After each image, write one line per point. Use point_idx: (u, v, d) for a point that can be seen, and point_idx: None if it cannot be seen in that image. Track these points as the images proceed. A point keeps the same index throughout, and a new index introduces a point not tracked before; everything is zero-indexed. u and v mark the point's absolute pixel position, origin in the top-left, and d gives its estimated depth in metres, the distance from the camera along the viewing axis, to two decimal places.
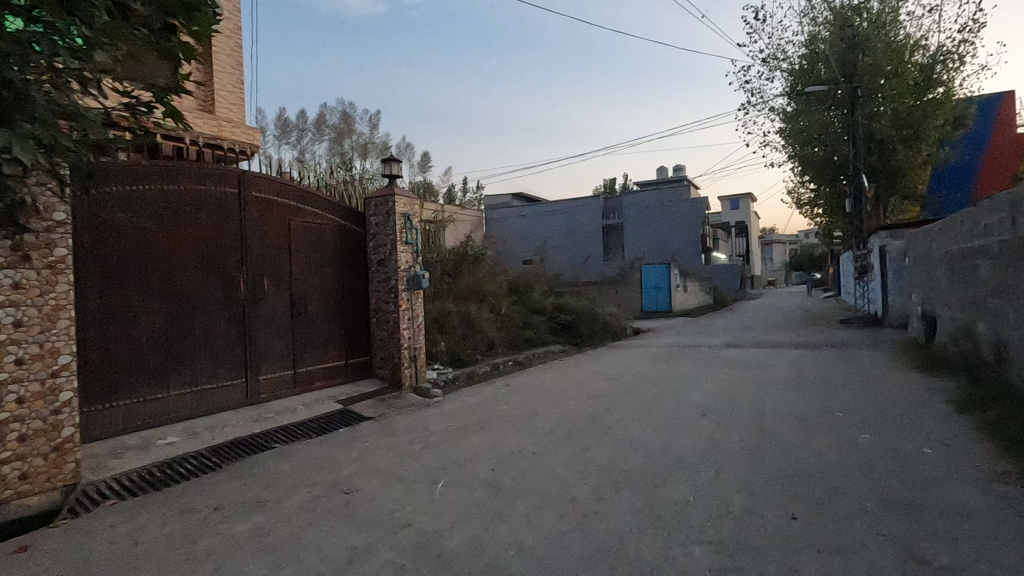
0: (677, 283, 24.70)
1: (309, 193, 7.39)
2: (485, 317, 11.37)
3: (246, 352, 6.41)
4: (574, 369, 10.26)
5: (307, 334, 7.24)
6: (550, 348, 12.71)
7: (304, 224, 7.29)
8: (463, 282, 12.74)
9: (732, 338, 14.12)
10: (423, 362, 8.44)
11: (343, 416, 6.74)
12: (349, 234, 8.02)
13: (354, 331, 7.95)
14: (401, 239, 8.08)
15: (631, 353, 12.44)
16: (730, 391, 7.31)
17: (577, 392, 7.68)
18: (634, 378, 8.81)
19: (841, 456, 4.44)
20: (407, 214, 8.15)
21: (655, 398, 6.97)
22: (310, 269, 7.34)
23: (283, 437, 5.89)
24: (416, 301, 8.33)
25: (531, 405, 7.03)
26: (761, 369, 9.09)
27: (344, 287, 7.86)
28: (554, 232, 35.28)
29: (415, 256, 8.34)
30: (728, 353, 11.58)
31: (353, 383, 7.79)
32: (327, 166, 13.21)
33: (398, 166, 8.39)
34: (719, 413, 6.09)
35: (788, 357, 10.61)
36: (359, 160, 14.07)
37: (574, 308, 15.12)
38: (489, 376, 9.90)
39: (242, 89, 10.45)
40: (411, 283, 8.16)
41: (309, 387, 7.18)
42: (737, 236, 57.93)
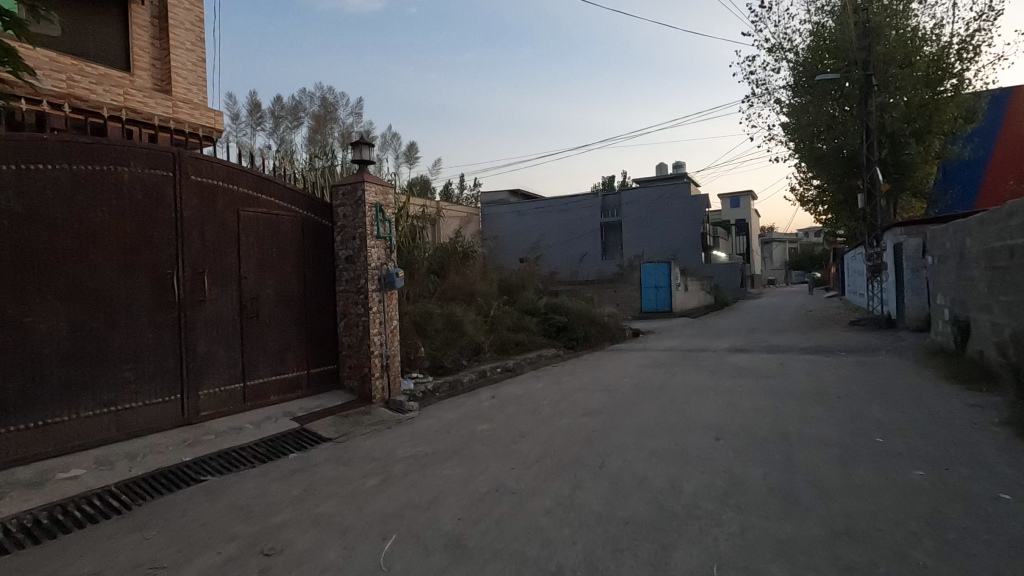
0: (678, 282, 23.80)
1: (265, 180, 6.46)
2: (472, 319, 10.45)
3: (182, 364, 5.49)
4: (568, 376, 9.34)
5: (260, 341, 6.32)
6: (543, 352, 11.81)
7: (257, 214, 6.35)
8: (449, 281, 11.82)
9: (739, 342, 13.22)
10: (398, 371, 7.51)
11: (297, 437, 5.83)
12: (313, 227, 7.07)
13: (317, 337, 7.03)
14: (372, 233, 7.15)
15: (631, 358, 11.53)
16: (745, 408, 6.40)
17: (571, 407, 6.76)
18: (634, 389, 7.92)
19: (897, 503, 3.53)
20: (379, 203, 7.23)
21: (660, 416, 6.06)
22: (264, 267, 6.40)
23: (218, 466, 4.96)
24: (389, 302, 7.40)
25: (517, 423, 6.12)
26: (775, 379, 8.20)
27: (306, 287, 6.92)
28: (551, 229, 34.30)
29: (388, 252, 7.42)
30: (736, 359, 10.69)
31: (316, 396, 6.86)
32: (303, 155, 12.23)
33: (369, 150, 7.44)
34: (736, 438, 5.18)
35: (802, 364, 9.72)
36: (339, 149, 13.09)
37: (569, 309, 14.21)
38: (474, 385, 8.96)
39: (204, 68, 9.50)
40: (383, 282, 7.23)
41: (262, 402, 6.26)
42: (738, 234, 56.97)
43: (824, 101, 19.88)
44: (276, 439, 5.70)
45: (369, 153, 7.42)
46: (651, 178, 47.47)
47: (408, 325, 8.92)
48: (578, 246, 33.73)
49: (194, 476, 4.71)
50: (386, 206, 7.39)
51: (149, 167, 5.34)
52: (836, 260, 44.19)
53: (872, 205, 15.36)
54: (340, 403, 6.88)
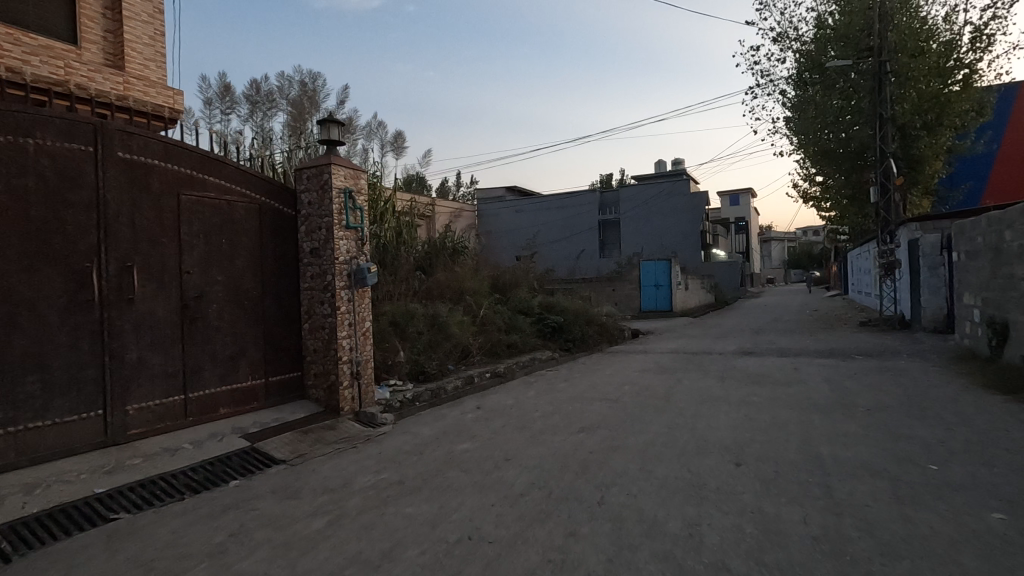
0: (678, 281, 23.03)
1: (213, 160, 5.61)
2: (459, 320, 9.58)
3: (105, 374, 4.64)
4: (563, 383, 8.50)
5: (206, 347, 5.46)
6: (538, 355, 10.98)
7: (204, 199, 5.50)
8: (436, 279, 10.95)
9: (745, 345, 12.39)
10: (371, 379, 6.67)
11: (246, 459, 4.99)
12: (273, 215, 6.22)
13: (276, 341, 6.17)
14: (340, 222, 6.30)
15: (632, 362, 10.70)
16: (765, 424, 5.57)
17: (566, 422, 5.92)
18: (636, 398, 7.09)
19: (988, 567, 2.71)
20: (349, 189, 6.38)
21: (668, 435, 5.23)
22: (212, 261, 5.54)
23: (136, 501, 4.10)
24: (361, 301, 6.57)
25: (502, 442, 5.28)
26: (792, 388, 7.37)
27: (263, 284, 6.06)
28: (548, 226, 33.46)
29: (361, 244, 6.58)
30: (745, 363, 9.88)
31: (274, 409, 6.00)
32: (280, 142, 11.38)
33: (338, 129, 6.59)
34: (761, 464, 4.34)
35: (818, 369, 8.92)
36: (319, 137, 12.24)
37: (566, 309, 13.37)
38: (459, 393, 8.13)
39: (164, 43, 8.63)
40: (354, 278, 6.39)
41: (208, 417, 5.41)
42: (737, 233, 56.23)
43: (832, 92, 19.06)
44: (218, 462, 4.85)
45: (338, 133, 6.58)
46: (649, 175, 46.72)
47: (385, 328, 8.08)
48: (576, 244, 32.90)
49: (102, 515, 3.85)
50: (357, 193, 6.55)
51: (62, 140, 4.50)
52: (837, 259, 43.51)
53: (887, 200, 14.49)
54: (302, 417, 6.03)
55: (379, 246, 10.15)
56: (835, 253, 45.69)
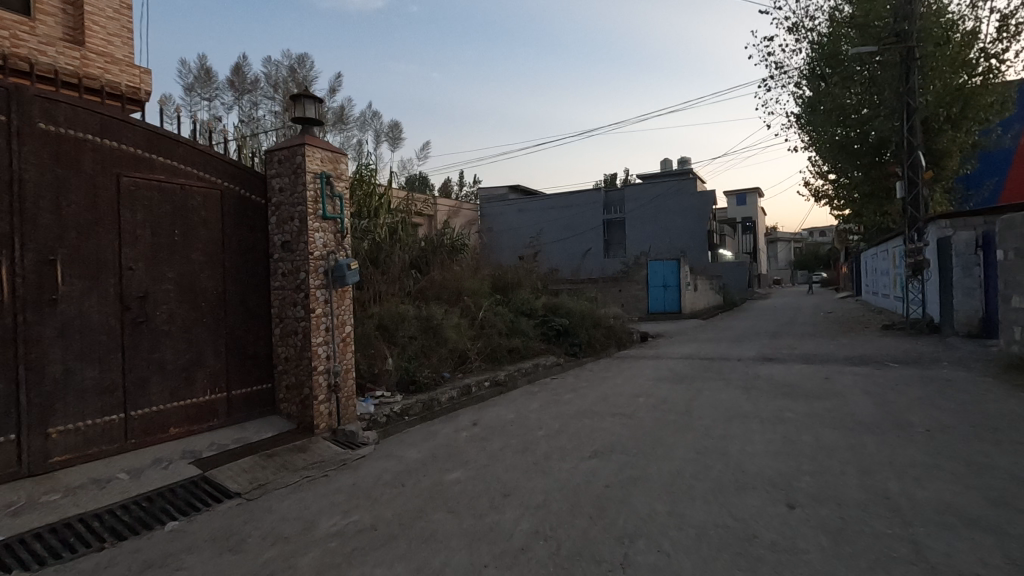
0: (687, 281, 22.17)
1: (163, 137, 4.81)
2: (456, 323, 8.77)
3: (19, 391, 3.86)
4: (569, 394, 7.66)
5: (153, 356, 4.65)
6: (541, 360, 10.15)
7: (151, 182, 4.70)
8: (432, 278, 10.13)
9: (764, 350, 11.54)
10: (352, 392, 5.87)
11: (193, 490, 4.18)
12: (237, 203, 5.41)
13: (240, 348, 5.36)
14: (316, 212, 5.50)
15: (644, 368, 9.85)
16: (809, 448, 4.73)
17: (574, 444, 5.09)
18: (653, 414, 6.25)
19: None
20: (326, 174, 5.57)
21: (698, 464, 4.39)
22: (161, 254, 4.73)
23: (41, 552, 3.29)
24: (341, 302, 5.76)
25: (499, 470, 4.45)
26: (828, 402, 6.51)
27: (225, 282, 5.24)
28: (552, 225, 32.62)
29: (340, 238, 5.77)
30: (768, 371, 9.04)
31: (237, 428, 5.19)
32: (267, 132, 10.59)
33: (314, 106, 5.78)
34: (819, 507, 3.50)
35: (853, 378, 8.05)
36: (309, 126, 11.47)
37: (571, 310, 12.53)
38: (453, 405, 7.30)
39: (128, 16, 7.80)
40: (332, 276, 5.57)
41: (154, 439, 4.60)
42: (744, 233, 55.25)
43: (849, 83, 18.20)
44: (157, 495, 4.03)
45: (314, 110, 5.77)
46: (655, 174, 45.87)
47: (372, 332, 7.27)
48: (580, 244, 32.05)
49: None
50: (335, 179, 5.74)
51: None
52: (848, 259, 42.53)
53: (914, 195, 13.59)
54: (269, 437, 5.22)
55: (367, 241, 9.31)
56: (846, 253, 44.68)
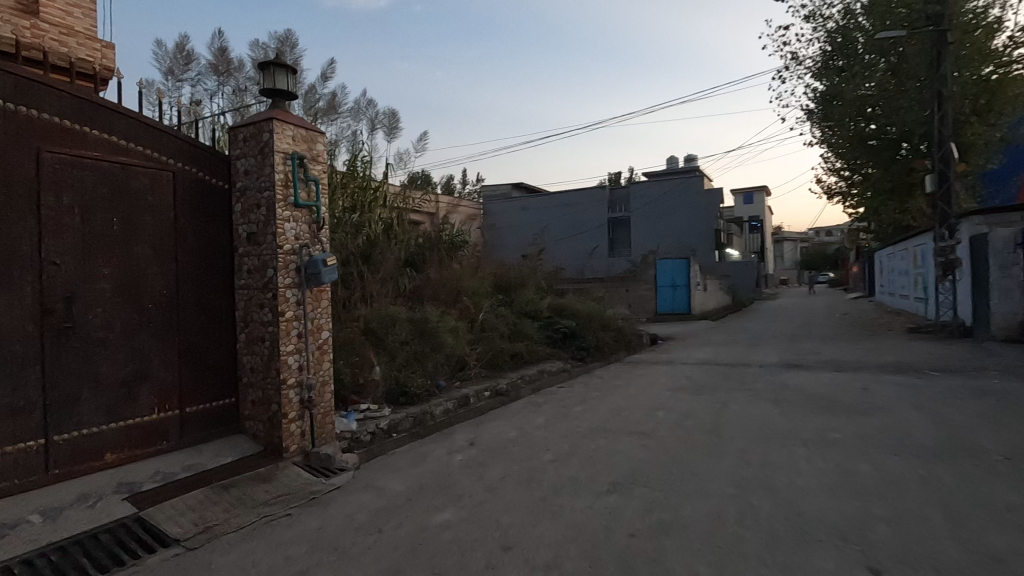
0: (697, 281, 21.33)
1: (99, 106, 4.05)
2: (453, 327, 7.98)
3: None
4: (578, 406, 6.87)
5: (84, 368, 3.88)
6: (546, 365, 9.35)
7: (83, 160, 3.93)
8: (428, 277, 9.35)
9: (786, 355, 10.72)
10: (331, 407, 5.08)
11: (123, 535, 3.41)
12: (194, 188, 4.63)
13: (197, 358, 4.59)
14: (286, 198, 4.71)
15: (658, 376, 9.05)
16: (872, 482, 3.94)
17: (589, 473, 4.31)
18: (677, 433, 5.46)
19: None
20: (298, 154, 4.78)
21: (741, 505, 3.60)
22: (95, 247, 3.97)
23: None
24: (318, 304, 4.97)
25: (500, 510, 3.68)
26: (876, 419, 5.71)
27: (178, 280, 4.47)
28: (557, 223, 31.82)
29: (317, 229, 4.97)
30: (795, 380, 8.24)
31: (192, 451, 4.41)
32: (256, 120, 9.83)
33: (287, 77, 4.99)
34: (912, 573, 2.72)
35: (894, 389, 7.22)
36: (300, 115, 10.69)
37: (578, 311, 11.71)
38: (448, 419, 6.50)
39: None
40: (305, 273, 4.78)
41: (85, 467, 3.84)
42: (751, 233, 54.20)
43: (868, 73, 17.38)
44: (76, 544, 3.26)
45: (286, 82, 4.97)
46: (660, 171, 45.01)
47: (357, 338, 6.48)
48: (585, 243, 31.23)
49: None
50: (311, 161, 4.95)
51: None
52: (859, 259, 41.63)
53: (945, 189, 12.75)
54: (230, 462, 4.44)
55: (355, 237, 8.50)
56: (856, 253, 43.67)
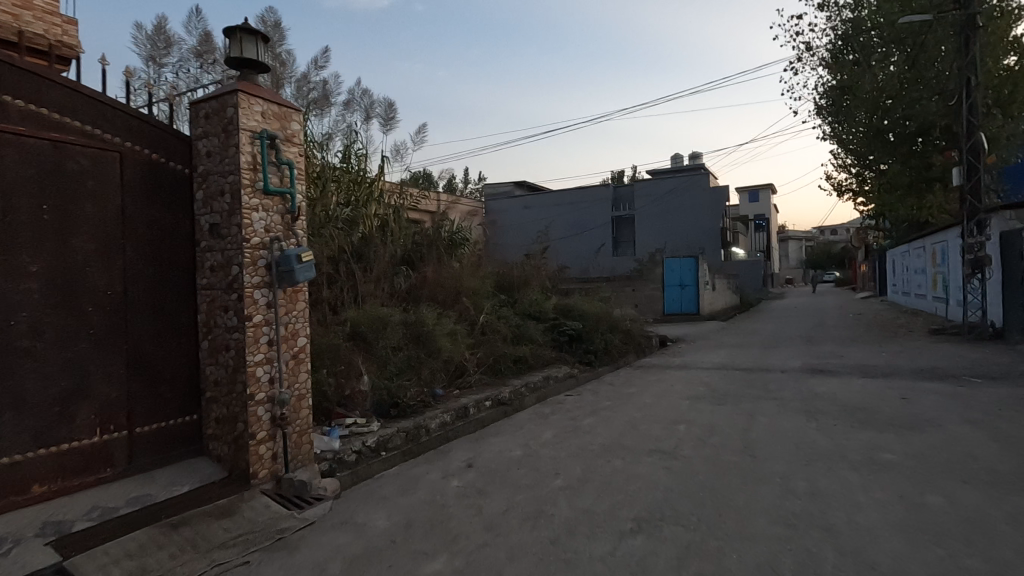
0: (706, 280, 20.67)
1: (25, 72, 3.39)
2: (452, 330, 7.34)
3: None
4: (589, 418, 6.22)
5: (4, 385, 3.24)
6: (552, 371, 8.70)
7: (5, 136, 3.30)
8: (425, 277, 8.71)
9: (807, 359, 10.06)
10: (309, 424, 4.43)
11: None
12: (147, 172, 3.99)
13: (151, 369, 3.95)
14: (254, 183, 4.05)
15: (673, 382, 8.40)
16: (950, 521, 3.29)
17: (607, 506, 3.67)
18: (705, 452, 4.81)
19: None
20: (268, 133, 4.13)
21: (799, 554, 2.96)
22: (19, 240, 3.32)
23: None
24: (293, 306, 4.31)
25: (504, 557, 3.04)
26: (928, 436, 5.05)
27: (126, 280, 3.83)
28: (561, 222, 31.16)
29: (291, 220, 4.32)
30: (823, 387, 7.57)
31: (142, 480, 3.77)
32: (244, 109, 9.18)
33: (256, 46, 4.34)
34: None
35: (939, 399, 6.54)
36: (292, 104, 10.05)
37: (585, 312, 11.06)
38: (445, 433, 5.85)
39: None
40: (277, 271, 4.12)
41: (6, 503, 3.20)
42: (757, 232, 53.42)
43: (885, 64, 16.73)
44: None
45: (255, 52, 4.32)
46: (665, 169, 44.34)
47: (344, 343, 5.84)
48: (590, 241, 30.58)
49: None
50: (284, 142, 4.29)
51: None
52: (868, 258, 40.87)
53: (974, 183, 12.06)
54: (186, 492, 3.81)
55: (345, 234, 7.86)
56: (866, 252, 42.86)
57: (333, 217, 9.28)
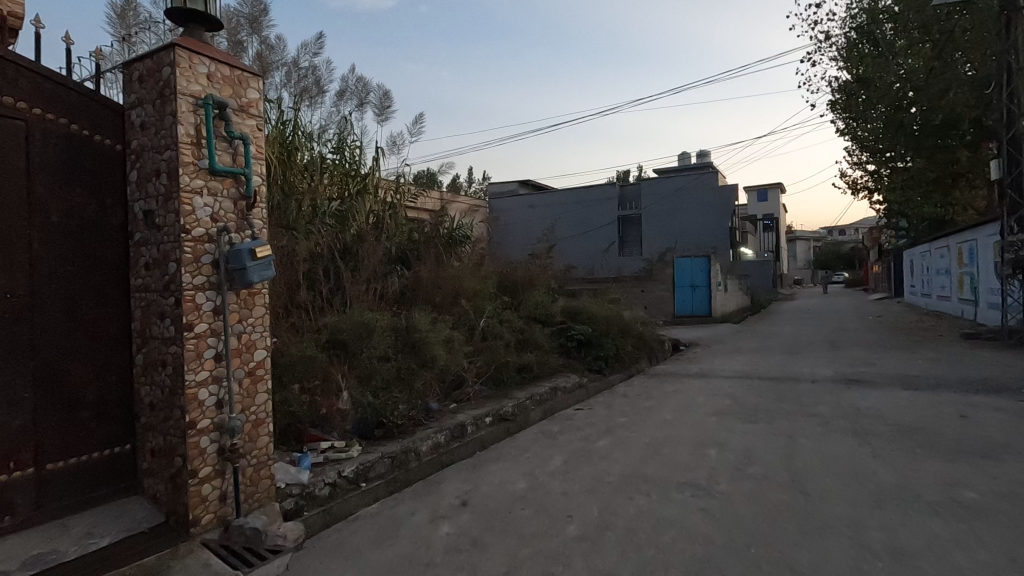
0: (717, 281, 19.87)
1: None
2: (447, 336, 6.55)
3: None
4: (603, 439, 5.43)
5: None
6: (559, 380, 7.91)
7: None
8: (421, 276, 7.94)
9: (836, 367, 9.24)
10: (269, 455, 3.67)
11: None
12: (65, 147, 3.22)
13: (68, 391, 3.19)
14: (197, 160, 3.29)
15: (693, 393, 7.61)
16: None
17: (634, 568, 2.90)
18: (745, 487, 4.02)
19: None
20: (215, 99, 3.35)
21: None
22: None
23: None
24: (247, 312, 3.54)
25: None
26: (1010, 467, 4.25)
27: (34, 281, 3.06)
28: (567, 221, 30.37)
29: (246, 207, 3.54)
30: (864, 400, 6.75)
31: (52, 531, 3.01)
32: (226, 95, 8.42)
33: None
34: None
35: (1004, 417, 5.72)
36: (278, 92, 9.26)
37: (595, 314, 10.25)
38: (436, 458, 5.07)
39: None
40: (226, 269, 3.35)
41: None
42: (766, 231, 52.42)
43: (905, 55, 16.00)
44: None
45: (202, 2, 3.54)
46: (672, 167, 43.47)
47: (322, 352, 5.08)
48: (596, 241, 29.78)
49: None
50: (236, 111, 3.52)
51: None
52: (881, 257, 39.88)
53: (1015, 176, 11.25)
54: (107, 546, 3.04)
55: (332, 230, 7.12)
56: (878, 252, 41.81)
57: (320, 212, 8.51)
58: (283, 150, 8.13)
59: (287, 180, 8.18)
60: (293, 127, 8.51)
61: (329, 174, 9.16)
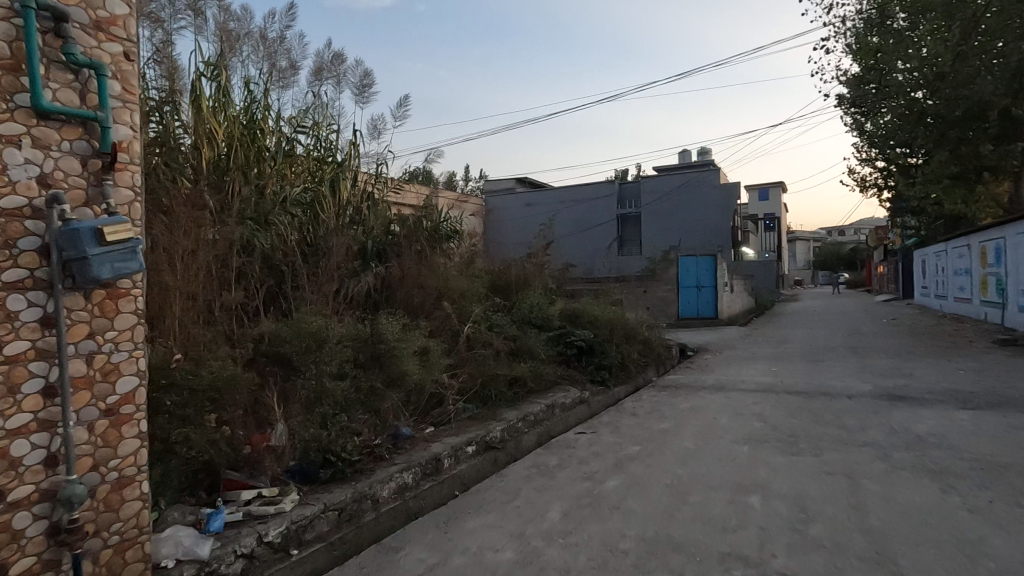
0: (724, 281, 18.82)
1: None
2: (423, 346, 5.44)
3: None
4: (613, 478, 4.36)
5: None
6: (557, 395, 6.81)
7: None
8: (395, 274, 6.88)
9: (870, 379, 8.18)
10: (145, 527, 2.57)
11: None
12: None
13: None
14: (10, 94, 2.16)
15: (714, 411, 6.53)
16: None
17: None
18: (812, 561, 2.96)
19: None
20: (40, 0, 2.21)
21: None
22: None
23: None
24: (106, 322, 2.43)
25: None
26: None
27: None
28: (565, 218, 29.29)
29: (103, 168, 2.43)
30: (921, 423, 5.67)
31: None
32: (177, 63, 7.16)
33: None
34: None
35: None
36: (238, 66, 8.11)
37: (597, 318, 9.15)
38: (399, 506, 3.98)
39: None
40: (60, 257, 2.23)
41: None
42: (768, 230, 51.47)
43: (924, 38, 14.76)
44: None
45: None
46: (673, 165, 42.43)
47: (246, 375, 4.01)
48: (595, 240, 28.73)
49: None
50: (86, 27, 2.38)
51: None
52: (887, 257, 38.83)
53: None
54: None
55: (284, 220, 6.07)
56: (884, 252, 40.81)
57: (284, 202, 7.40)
58: (247, 131, 6.99)
59: (258, 167, 7.06)
60: (258, 105, 7.38)
61: (299, 159, 8.04)
